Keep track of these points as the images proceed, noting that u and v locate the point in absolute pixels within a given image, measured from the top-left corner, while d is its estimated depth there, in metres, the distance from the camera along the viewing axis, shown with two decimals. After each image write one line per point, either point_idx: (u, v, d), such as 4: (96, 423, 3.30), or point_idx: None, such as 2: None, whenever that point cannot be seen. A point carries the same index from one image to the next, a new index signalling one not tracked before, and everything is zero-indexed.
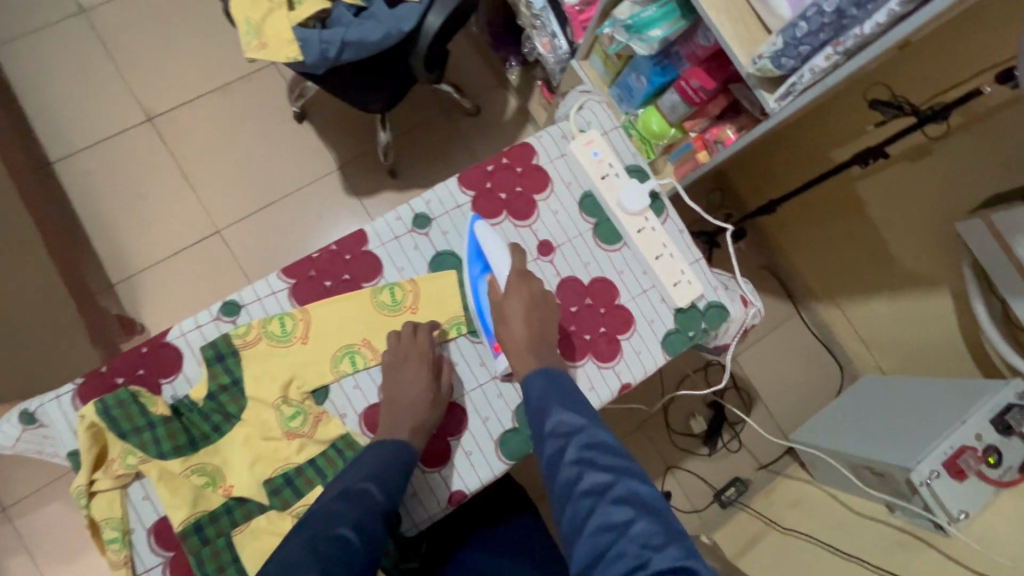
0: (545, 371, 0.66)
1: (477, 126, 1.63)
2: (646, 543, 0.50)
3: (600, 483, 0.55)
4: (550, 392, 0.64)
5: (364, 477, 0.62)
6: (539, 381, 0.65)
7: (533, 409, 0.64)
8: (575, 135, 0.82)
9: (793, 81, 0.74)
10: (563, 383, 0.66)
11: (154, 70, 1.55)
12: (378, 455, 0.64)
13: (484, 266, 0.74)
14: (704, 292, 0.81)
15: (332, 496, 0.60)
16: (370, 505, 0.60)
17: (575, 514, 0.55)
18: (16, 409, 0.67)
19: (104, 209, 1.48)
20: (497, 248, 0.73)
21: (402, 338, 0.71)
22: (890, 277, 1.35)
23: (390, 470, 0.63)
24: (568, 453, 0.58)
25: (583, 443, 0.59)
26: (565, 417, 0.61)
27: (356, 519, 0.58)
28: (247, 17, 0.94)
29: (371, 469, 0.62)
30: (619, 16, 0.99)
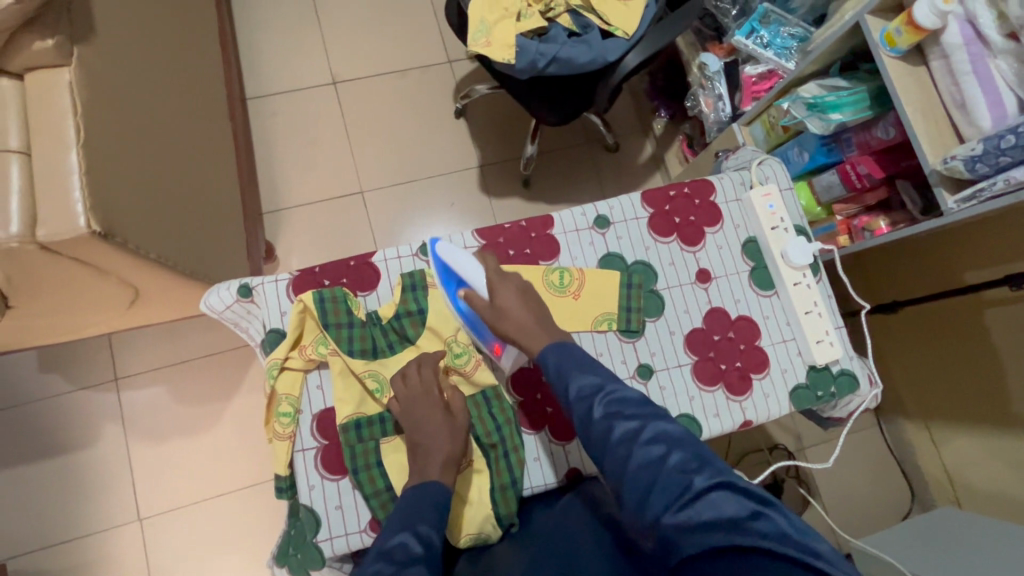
0: (558, 344, 0.69)
1: (610, 161, 1.73)
2: (684, 470, 0.53)
3: (631, 429, 0.58)
4: (567, 361, 0.66)
5: (404, 529, 0.59)
6: (553, 354, 0.68)
7: (553, 382, 0.66)
8: (754, 185, 0.89)
9: (982, 187, 0.79)
10: (576, 351, 0.68)
11: (352, 44, 1.75)
12: (421, 499, 0.63)
13: (456, 284, 0.76)
14: (841, 358, 0.84)
15: (374, 555, 0.56)
16: (414, 556, 0.55)
17: (616, 463, 0.56)
18: (238, 281, 0.79)
19: (276, 148, 1.67)
20: (464, 263, 0.75)
21: (407, 384, 0.72)
22: (997, 412, 1.29)
23: (422, 520, 0.60)
24: (595, 411, 0.60)
25: (609, 401, 0.61)
26: (584, 381, 0.64)
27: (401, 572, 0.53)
28: (481, 18, 1.09)
29: (402, 525, 0.59)
30: (804, 94, 1.07)
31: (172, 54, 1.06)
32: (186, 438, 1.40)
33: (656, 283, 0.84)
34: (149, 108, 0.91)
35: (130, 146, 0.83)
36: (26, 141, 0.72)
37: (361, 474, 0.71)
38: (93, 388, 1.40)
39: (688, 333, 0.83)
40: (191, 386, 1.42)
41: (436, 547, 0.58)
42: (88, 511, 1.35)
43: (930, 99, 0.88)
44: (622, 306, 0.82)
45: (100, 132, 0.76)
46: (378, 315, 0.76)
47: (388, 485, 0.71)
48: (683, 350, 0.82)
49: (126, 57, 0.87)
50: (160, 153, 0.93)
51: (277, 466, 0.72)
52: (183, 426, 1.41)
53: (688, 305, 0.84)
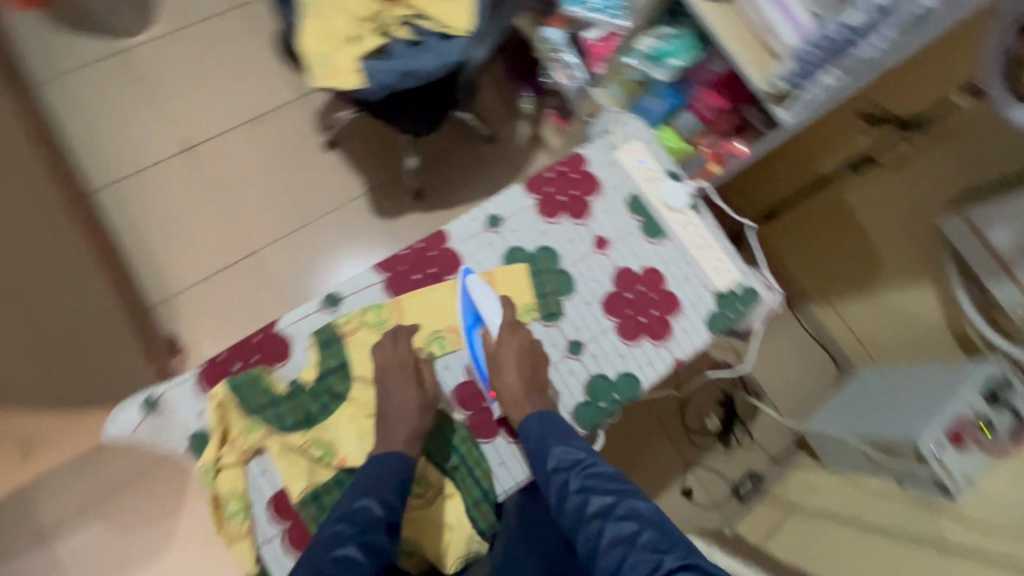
0: (539, 412, 0.76)
1: (494, 151, 1.75)
2: (654, 548, 0.60)
3: (605, 505, 0.66)
4: (548, 434, 0.74)
5: (366, 494, 0.65)
6: (534, 424, 0.75)
7: (534, 454, 0.74)
8: (620, 145, 0.94)
9: (803, 97, 0.90)
10: (557, 420, 0.76)
11: (190, 103, 1.63)
12: (379, 470, 0.68)
13: (476, 320, 0.81)
14: (740, 277, 0.92)
15: (336, 517, 0.64)
16: (373, 521, 0.63)
17: (590, 536, 0.64)
18: (139, 395, 0.73)
19: (144, 234, 1.53)
20: (489, 303, 0.80)
21: (387, 350, 0.75)
22: (877, 276, 1.47)
23: (386, 485, 0.67)
24: (573, 483, 0.69)
25: (587, 476, 0.69)
26: (564, 453, 0.72)
27: (359, 537, 0.62)
28: (316, 50, 1.06)
29: (365, 490, 0.66)
30: (642, 48, 1.16)
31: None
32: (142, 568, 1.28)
33: (561, 263, 0.88)
34: None
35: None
36: None
37: None
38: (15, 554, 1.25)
39: (603, 298, 0.87)
40: (127, 514, 1.30)
41: (396, 508, 0.65)
42: None
43: (742, 29, 0.96)
44: (537, 292, 0.85)
45: None
46: (302, 380, 0.74)
47: None
48: (603, 315, 0.87)
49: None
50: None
51: (243, 566, 0.69)
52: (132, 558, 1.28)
53: (595, 273, 0.88)
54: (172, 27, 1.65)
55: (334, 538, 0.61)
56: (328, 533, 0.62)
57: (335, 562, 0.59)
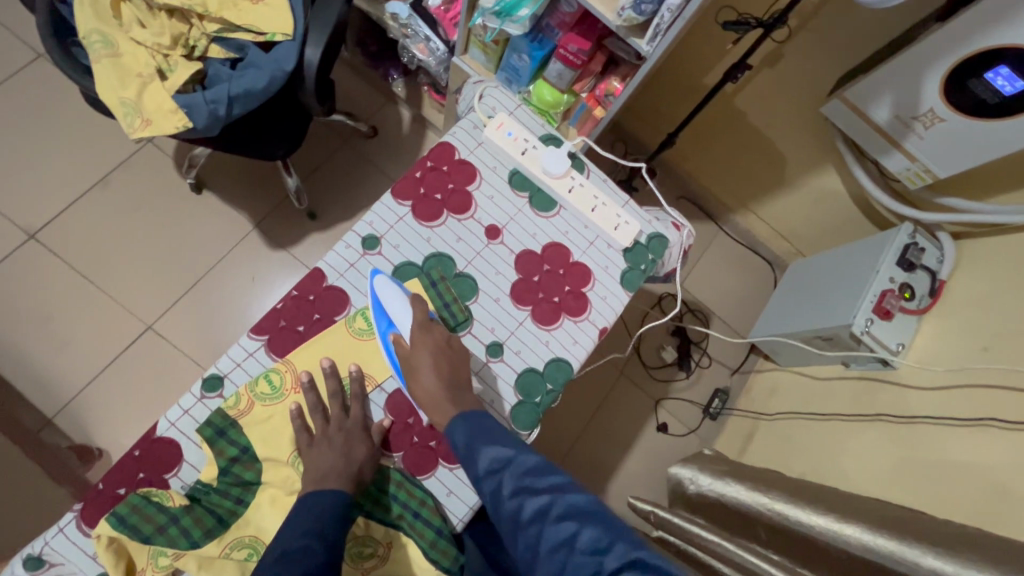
0: (462, 414, 0.67)
1: (379, 146, 1.63)
2: (595, 550, 0.54)
3: (541, 506, 0.59)
4: (476, 435, 0.65)
5: (303, 533, 0.60)
6: (459, 428, 0.66)
7: (462, 458, 0.65)
8: (485, 122, 0.87)
9: (657, 23, 0.84)
10: (483, 419, 0.67)
11: (20, 185, 1.43)
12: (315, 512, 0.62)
13: (388, 322, 0.73)
14: (642, 227, 0.89)
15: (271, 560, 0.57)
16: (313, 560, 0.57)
17: (528, 543, 0.57)
18: (19, 557, 0.63)
19: (16, 344, 1.36)
20: (400, 308, 0.72)
21: (331, 419, 0.70)
22: (783, 171, 1.48)
23: (331, 518, 0.62)
24: (506, 488, 0.61)
25: (519, 476, 0.61)
26: (494, 453, 0.64)
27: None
28: (118, 97, 0.90)
29: (304, 528, 0.60)
30: (487, 5, 1.04)
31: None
32: None
33: (456, 266, 0.81)
34: None
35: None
36: None
37: None
38: None
39: (510, 290, 0.82)
40: None
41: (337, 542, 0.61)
42: None
43: None
44: (439, 305, 0.78)
45: None
46: (204, 481, 0.66)
47: None
48: (515, 307, 0.82)
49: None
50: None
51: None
52: None
53: (496, 266, 0.82)
54: None
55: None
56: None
57: None
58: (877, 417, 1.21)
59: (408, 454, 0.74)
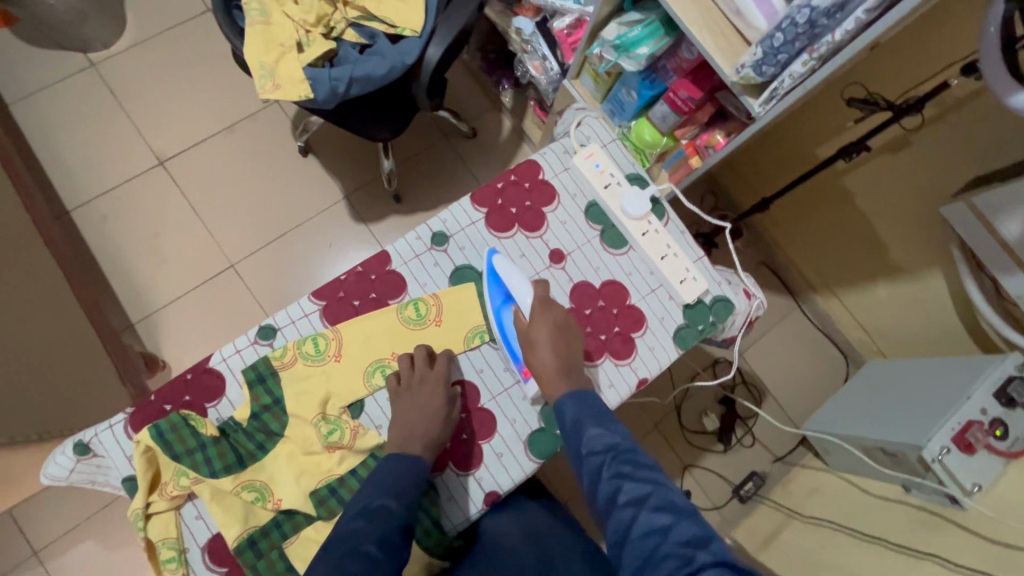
0: (575, 392, 0.70)
1: (474, 148, 1.69)
2: (687, 543, 0.51)
3: (638, 493, 0.57)
4: (585, 414, 0.68)
5: (387, 493, 0.64)
6: (571, 404, 0.69)
7: (569, 433, 0.68)
8: (576, 149, 0.88)
9: (775, 87, 0.80)
10: (594, 401, 0.70)
11: (162, 116, 1.61)
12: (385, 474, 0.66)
13: (506, 296, 0.78)
14: (710, 287, 0.85)
15: (355, 513, 0.63)
16: (391, 523, 0.62)
17: (618, 523, 0.56)
18: (71, 441, 0.72)
19: (123, 251, 1.53)
20: (520, 283, 0.76)
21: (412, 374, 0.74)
22: (883, 264, 1.37)
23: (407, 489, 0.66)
24: (607, 470, 0.61)
25: (619, 460, 0.61)
26: (600, 436, 0.65)
27: (376, 534, 0.60)
28: (259, 60, 1.00)
29: (389, 489, 0.65)
30: (607, 37, 1.07)
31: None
32: None
33: None
34: None
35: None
36: None
37: None
38: (14, 572, 1.29)
39: None
40: (117, 533, 1.33)
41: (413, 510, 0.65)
42: None
43: (710, 11, 0.88)
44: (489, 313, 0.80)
45: None
46: (235, 420, 0.71)
47: None
48: None
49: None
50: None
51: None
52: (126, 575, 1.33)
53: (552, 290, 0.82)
54: (140, 41, 1.63)
55: (353, 536, 0.60)
56: (346, 528, 0.61)
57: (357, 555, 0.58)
58: (922, 553, 1.08)
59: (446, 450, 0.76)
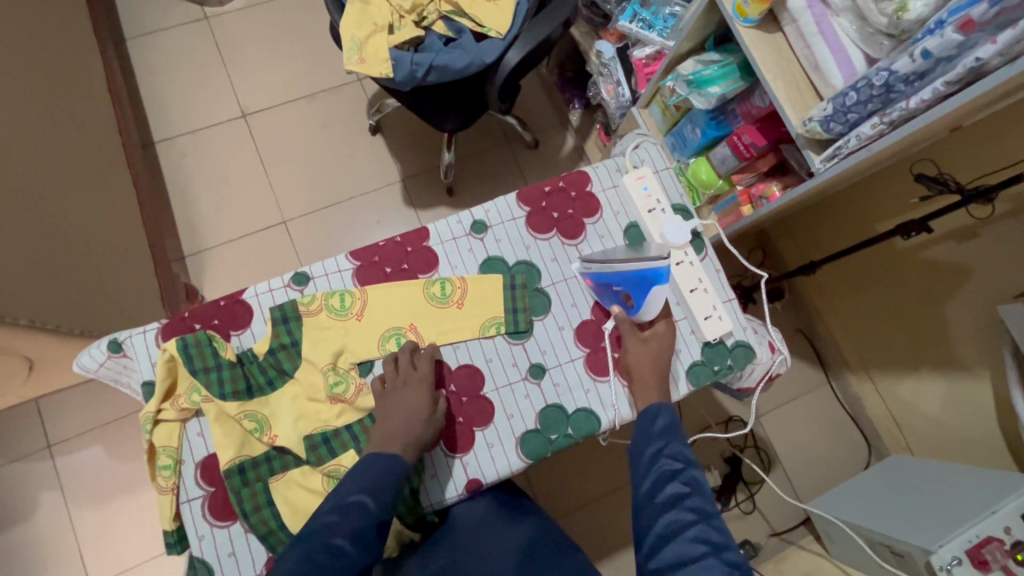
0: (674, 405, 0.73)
1: (533, 158, 1.73)
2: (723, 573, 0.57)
3: (697, 509, 0.62)
4: (673, 425, 0.71)
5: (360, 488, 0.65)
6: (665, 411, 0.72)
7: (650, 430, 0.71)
8: (628, 169, 0.89)
9: (839, 145, 0.80)
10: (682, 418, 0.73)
11: (254, 74, 1.73)
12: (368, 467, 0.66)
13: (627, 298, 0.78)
14: (734, 330, 0.85)
15: (329, 506, 0.63)
16: (364, 518, 0.63)
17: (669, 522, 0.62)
18: (106, 338, 0.77)
19: (191, 188, 1.64)
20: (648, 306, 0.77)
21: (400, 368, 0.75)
22: (926, 355, 1.31)
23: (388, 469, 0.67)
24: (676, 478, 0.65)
25: (691, 476, 0.65)
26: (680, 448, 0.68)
27: (349, 531, 0.61)
28: (351, 35, 1.07)
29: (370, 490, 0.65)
30: (683, 71, 1.07)
31: (14, 103, 1.01)
32: (130, 497, 1.39)
33: (540, 281, 0.84)
34: None
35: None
36: None
37: (252, 516, 0.70)
38: (27, 459, 1.39)
39: (576, 326, 0.82)
40: (125, 445, 1.41)
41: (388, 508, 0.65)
42: None
43: (789, 62, 0.88)
44: (508, 309, 0.81)
45: None
46: (254, 350, 0.75)
47: (280, 524, 0.70)
48: (573, 343, 0.82)
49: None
50: (4, 215, 0.89)
51: (163, 522, 0.71)
52: (123, 486, 1.40)
53: (575, 298, 0.83)
54: (251, 4, 1.77)
55: (325, 529, 0.61)
56: (320, 520, 0.62)
57: (328, 550, 0.59)
58: None
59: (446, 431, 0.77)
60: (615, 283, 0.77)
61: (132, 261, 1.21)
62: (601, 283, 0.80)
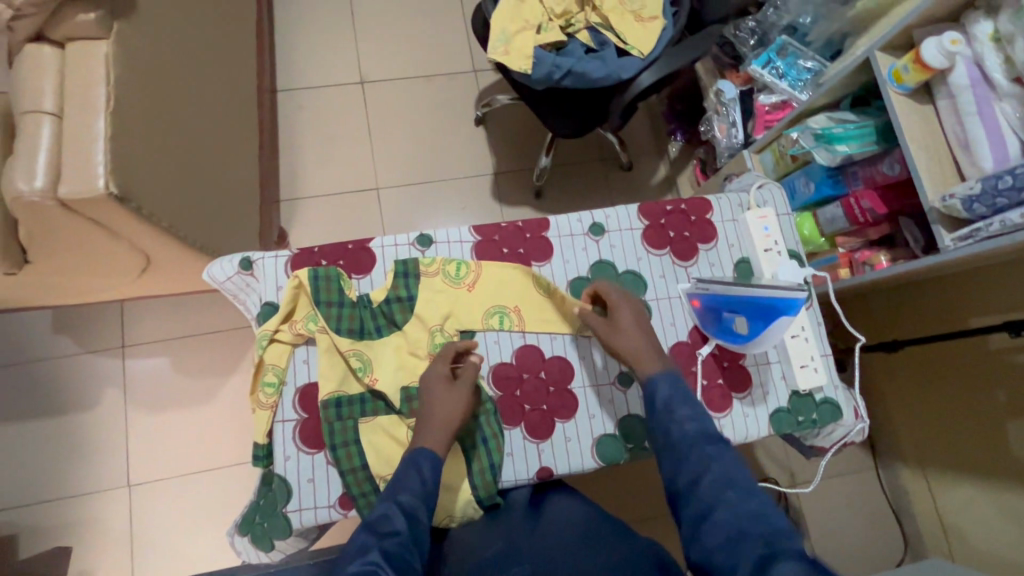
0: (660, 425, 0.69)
1: (624, 180, 1.75)
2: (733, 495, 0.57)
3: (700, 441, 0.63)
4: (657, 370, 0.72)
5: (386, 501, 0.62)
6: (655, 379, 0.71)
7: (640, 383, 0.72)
8: (751, 207, 0.90)
9: (979, 227, 0.79)
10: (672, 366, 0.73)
11: (381, 46, 1.81)
12: (395, 476, 0.65)
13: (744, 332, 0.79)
14: (825, 386, 0.84)
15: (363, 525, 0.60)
16: (397, 528, 0.59)
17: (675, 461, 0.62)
18: (239, 255, 0.83)
19: (300, 139, 1.73)
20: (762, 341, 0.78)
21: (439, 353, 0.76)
22: (994, 465, 1.22)
23: (423, 453, 0.67)
24: (674, 417, 0.66)
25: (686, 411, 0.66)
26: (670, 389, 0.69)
27: (382, 545, 0.56)
28: (503, 27, 1.13)
29: (402, 503, 0.61)
30: (812, 124, 1.07)
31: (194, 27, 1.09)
32: (182, 412, 1.46)
33: (645, 294, 0.85)
34: (174, 80, 0.95)
35: (147, 110, 0.86)
36: (58, 104, 0.75)
37: (338, 450, 0.74)
38: (100, 352, 1.47)
39: (672, 345, 0.84)
40: (190, 363, 1.49)
41: (420, 516, 0.62)
42: (79, 474, 1.41)
43: (934, 137, 0.88)
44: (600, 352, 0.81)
45: (124, 93, 0.79)
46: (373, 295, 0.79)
47: (362, 464, 0.73)
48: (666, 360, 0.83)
49: (156, 27, 0.90)
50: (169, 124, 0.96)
51: (257, 432, 0.76)
52: (179, 400, 1.47)
53: (675, 318, 0.85)
54: None
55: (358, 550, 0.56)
56: (355, 543, 0.58)
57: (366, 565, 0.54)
58: None
59: (531, 415, 0.79)
60: (730, 307, 0.78)
61: (249, 191, 1.28)
62: (712, 306, 0.80)
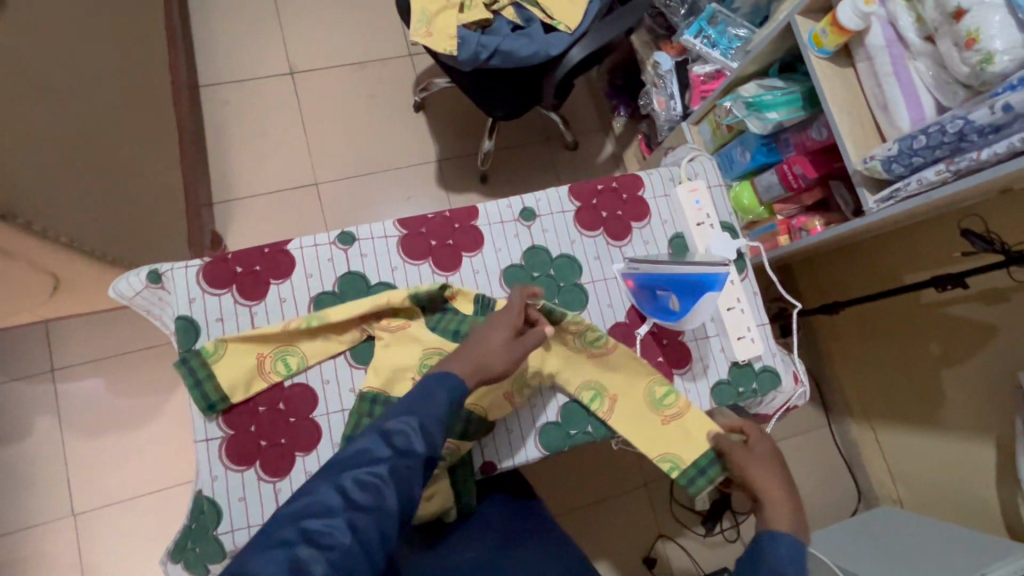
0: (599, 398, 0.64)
1: (572, 160, 1.73)
2: None
3: None
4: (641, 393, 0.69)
5: (405, 410, 0.59)
6: None
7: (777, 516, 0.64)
8: (682, 180, 0.90)
9: (898, 187, 0.81)
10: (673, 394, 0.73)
11: (310, 33, 1.72)
12: (425, 389, 0.61)
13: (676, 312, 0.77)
14: (763, 355, 0.85)
15: (377, 430, 0.57)
16: (407, 455, 0.56)
17: None
18: (147, 268, 0.77)
19: (229, 136, 1.64)
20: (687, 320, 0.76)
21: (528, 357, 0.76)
22: (934, 412, 1.27)
23: (451, 378, 0.63)
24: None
25: None
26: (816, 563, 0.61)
27: (391, 464, 0.54)
28: (423, 8, 1.08)
29: (423, 423, 0.58)
30: (743, 93, 1.07)
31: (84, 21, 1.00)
32: (124, 433, 1.39)
33: (580, 277, 0.84)
34: (60, 80, 0.87)
35: (22, 114, 0.77)
36: None
37: None
38: (27, 379, 1.38)
39: (610, 326, 0.83)
40: (128, 380, 1.41)
41: (434, 447, 0.58)
42: (14, 509, 1.33)
43: (856, 100, 0.89)
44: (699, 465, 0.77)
45: None
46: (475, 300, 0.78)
47: None
48: None
49: (32, 24, 0.82)
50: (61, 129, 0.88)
51: (230, 381, 0.73)
52: (120, 421, 1.39)
53: (612, 299, 0.84)
54: None
55: (357, 456, 0.55)
56: (357, 447, 0.56)
57: (360, 483, 0.53)
58: None
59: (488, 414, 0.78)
60: (662, 285, 0.77)
61: (171, 196, 1.20)
62: (646, 284, 0.80)
